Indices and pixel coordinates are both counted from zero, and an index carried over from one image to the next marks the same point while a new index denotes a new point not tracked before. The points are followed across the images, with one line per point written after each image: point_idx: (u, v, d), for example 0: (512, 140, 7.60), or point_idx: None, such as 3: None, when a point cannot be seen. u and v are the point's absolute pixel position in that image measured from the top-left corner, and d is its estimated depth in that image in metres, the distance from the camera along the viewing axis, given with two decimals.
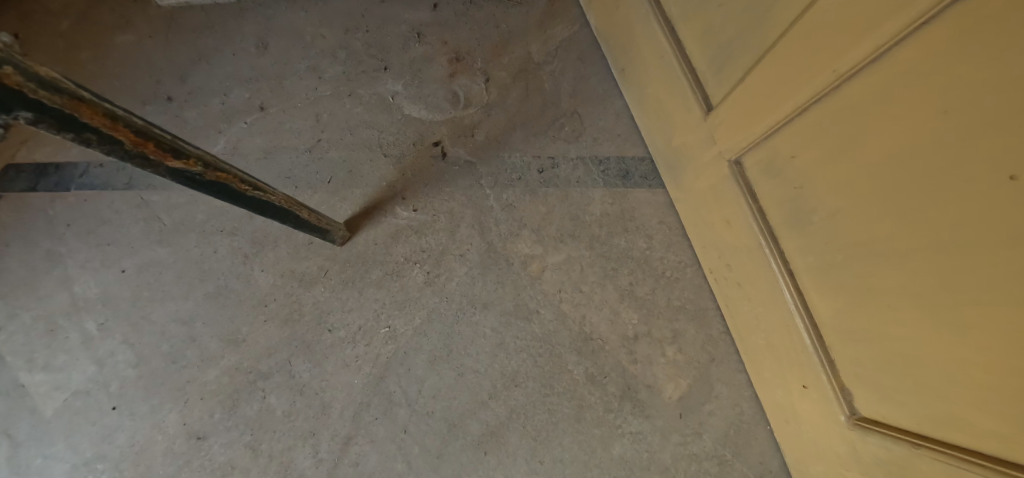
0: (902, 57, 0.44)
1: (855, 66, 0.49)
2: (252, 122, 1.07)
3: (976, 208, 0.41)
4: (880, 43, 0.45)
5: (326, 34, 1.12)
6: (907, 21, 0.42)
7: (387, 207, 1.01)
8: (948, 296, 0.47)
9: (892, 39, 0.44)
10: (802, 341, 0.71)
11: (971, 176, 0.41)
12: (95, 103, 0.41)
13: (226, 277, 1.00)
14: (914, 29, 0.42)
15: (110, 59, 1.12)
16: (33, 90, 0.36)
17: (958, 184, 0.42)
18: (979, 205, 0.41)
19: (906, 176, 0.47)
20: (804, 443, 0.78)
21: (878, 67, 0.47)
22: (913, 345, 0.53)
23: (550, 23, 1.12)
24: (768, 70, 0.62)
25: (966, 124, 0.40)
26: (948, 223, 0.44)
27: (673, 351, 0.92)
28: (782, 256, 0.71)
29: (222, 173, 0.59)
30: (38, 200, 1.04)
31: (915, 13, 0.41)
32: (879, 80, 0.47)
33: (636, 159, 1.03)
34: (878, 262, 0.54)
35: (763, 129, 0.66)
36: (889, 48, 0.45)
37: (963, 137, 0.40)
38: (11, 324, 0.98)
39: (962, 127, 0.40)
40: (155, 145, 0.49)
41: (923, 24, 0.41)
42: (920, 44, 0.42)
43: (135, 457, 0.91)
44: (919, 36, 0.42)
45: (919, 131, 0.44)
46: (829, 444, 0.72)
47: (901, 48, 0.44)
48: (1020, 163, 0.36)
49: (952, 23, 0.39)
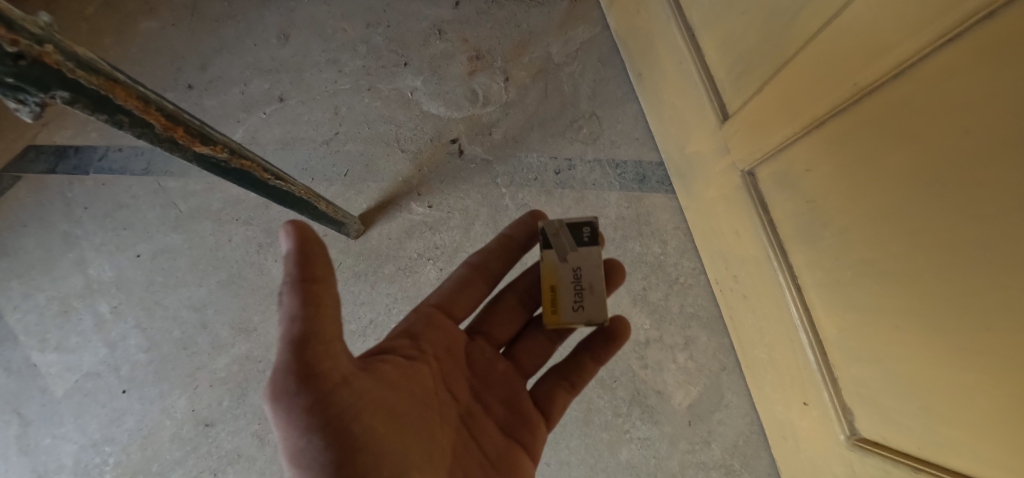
0: (923, 74, 0.43)
1: (876, 80, 0.48)
2: (271, 112, 1.07)
3: (989, 231, 0.40)
4: (903, 58, 0.44)
5: (348, 27, 1.12)
6: (933, 37, 0.41)
7: (402, 202, 1.01)
8: (955, 319, 0.46)
9: (915, 55, 0.43)
10: (806, 357, 0.70)
11: (987, 197, 0.40)
12: (129, 86, 0.42)
13: (239, 266, 1.00)
14: (940, 44, 0.41)
15: (133, 45, 1.13)
16: (71, 69, 0.37)
17: (972, 205, 0.41)
18: (994, 224, 0.40)
19: (923, 192, 0.46)
20: (801, 461, 0.77)
21: (899, 83, 0.46)
22: (917, 366, 0.52)
23: (572, 23, 1.11)
24: (786, 81, 0.61)
25: (986, 145, 0.39)
26: (959, 244, 0.43)
27: (684, 358, 0.92)
28: (791, 271, 0.70)
29: (247, 160, 0.60)
30: (57, 183, 1.05)
31: (942, 28, 0.40)
32: (898, 96, 0.47)
33: (653, 164, 1.02)
34: (886, 280, 0.53)
35: (779, 141, 0.65)
36: (911, 64, 0.44)
37: (981, 158, 0.39)
38: (25, 303, 0.99)
39: (978, 150, 0.40)
40: (185, 131, 0.49)
41: (949, 41, 0.40)
42: (943, 61, 0.41)
43: (143, 441, 0.92)
44: (943, 54, 0.41)
45: (937, 149, 0.44)
46: (826, 463, 0.71)
47: (924, 64, 0.43)
48: None
49: (978, 41, 0.38)
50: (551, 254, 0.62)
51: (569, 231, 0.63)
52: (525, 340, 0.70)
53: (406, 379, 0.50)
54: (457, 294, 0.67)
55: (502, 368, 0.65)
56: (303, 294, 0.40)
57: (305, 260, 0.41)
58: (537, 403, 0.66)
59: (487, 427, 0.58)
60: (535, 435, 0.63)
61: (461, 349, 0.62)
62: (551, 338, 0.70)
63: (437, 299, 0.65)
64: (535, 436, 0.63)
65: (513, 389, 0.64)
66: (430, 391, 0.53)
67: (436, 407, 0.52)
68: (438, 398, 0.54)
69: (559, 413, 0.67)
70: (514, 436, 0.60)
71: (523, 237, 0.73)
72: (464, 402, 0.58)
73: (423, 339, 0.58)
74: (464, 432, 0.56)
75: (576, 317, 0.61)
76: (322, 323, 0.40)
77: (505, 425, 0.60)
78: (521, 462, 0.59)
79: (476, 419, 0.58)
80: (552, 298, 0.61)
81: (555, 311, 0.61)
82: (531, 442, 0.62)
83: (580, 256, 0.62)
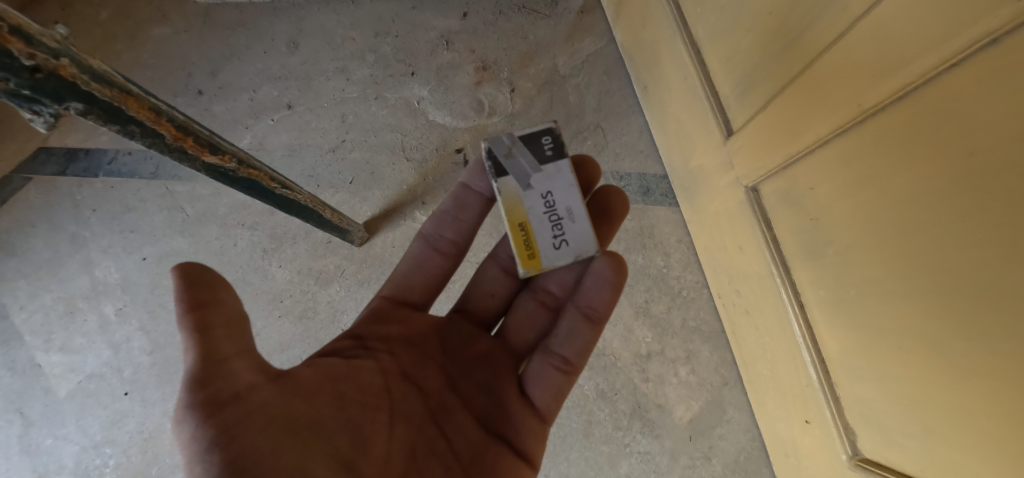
0: (927, 98, 0.44)
1: (879, 102, 0.48)
2: (279, 119, 1.09)
3: (995, 254, 0.40)
4: (906, 82, 0.45)
5: (356, 37, 1.14)
6: (936, 61, 0.41)
7: (406, 211, 1.02)
8: (959, 342, 0.45)
9: (918, 78, 0.44)
10: (808, 375, 0.69)
11: (992, 222, 0.39)
12: (142, 98, 0.43)
13: (243, 270, 1.01)
14: (943, 69, 0.41)
15: (145, 51, 1.15)
16: (86, 82, 0.38)
17: (977, 228, 0.41)
18: (998, 248, 0.39)
19: (927, 213, 0.46)
20: None
21: (902, 106, 0.46)
22: (921, 389, 0.51)
23: (578, 36, 1.12)
24: (791, 99, 0.62)
25: (991, 170, 0.39)
26: (963, 267, 0.43)
27: (686, 372, 0.91)
28: (793, 287, 0.70)
29: (254, 170, 0.60)
30: (66, 185, 1.06)
31: (946, 53, 0.40)
32: (902, 119, 0.47)
33: (657, 177, 1.03)
34: (889, 301, 0.53)
35: (782, 158, 0.66)
36: (914, 87, 0.44)
37: (986, 182, 0.39)
38: (31, 303, 1.00)
39: (983, 174, 0.39)
40: (194, 141, 0.50)
41: (952, 65, 0.40)
42: (947, 85, 0.41)
43: (143, 443, 0.93)
44: (945, 78, 0.41)
45: (940, 173, 0.43)
46: None
47: (927, 88, 0.43)
48: None
49: (981, 67, 0.38)
50: (512, 189, 0.59)
51: (530, 154, 0.60)
52: (513, 313, 0.68)
53: (338, 383, 0.48)
54: (412, 279, 0.67)
55: (484, 348, 0.64)
56: (188, 321, 0.40)
57: (188, 289, 0.41)
58: (522, 389, 0.61)
59: (459, 419, 0.56)
60: (521, 425, 0.59)
61: (425, 339, 0.61)
62: (544, 304, 0.67)
63: (389, 291, 0.66)
64: (523, 424, 0.59)
65: (493, 372, 0.62)
66: (376, 391, 0.50)
67: (383, 407, 0.50)
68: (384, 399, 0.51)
69: (554, 399, 0.61)
70: (492, 431, 0.57)
71: (484, 187, 0.67)
72: (429, 395, 0.56)
73: (372, 338, 0.58)
74: (431, 427, 0.53)
75: (557, 255, 0.60)
76: (208, 342, 0.40)
77: (484, 417, 0.57)
78: (504, 456, 0.56)
79: (448, 411, 0.56)
80: (528, 241, 0.59)
81: (533, 254, 0.59)
82: (516, 433, 0.58)
83: (548, 180, 0.60)
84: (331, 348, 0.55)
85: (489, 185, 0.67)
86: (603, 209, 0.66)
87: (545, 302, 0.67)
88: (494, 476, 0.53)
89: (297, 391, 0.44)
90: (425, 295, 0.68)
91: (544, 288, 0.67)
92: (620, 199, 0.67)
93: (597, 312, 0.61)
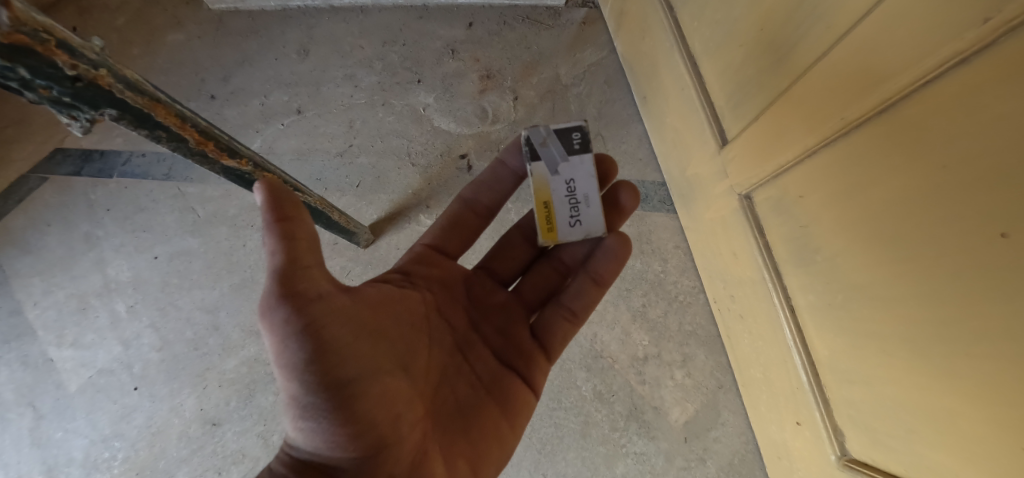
0: (905, 112, 0.46)
1: (861, 116, 0.51)
2: (289, 124, 1.12)
3: (970, 262, 0.42)
4: (886, 97, 0.47)
5: (365, 45, 1.17)
6: (912, 79, 0.44)
7: (411, 214, 1.05)
8: (938, 345, 0.47)
9: (897, 94, 0.46)
10: (798, 378, 0.72)
11: (965, 230, 0.42)
12: (170, 104, 0.46)
13: (252, 270, 1.04)
14: (918, 86, 0.44)
15: (160, 56, 1.18)
16: (120, 90, 0.41)
17: (952, 236, 0.43)
18: (971, 255, 0.42)
19: (907, 221, 0.48)
20: None
21: (882, 120, 0.49)
22: (904, 391, 0.53)
23: (580, 46, 1.15)
24: (781, 111, 0.64)
25: (964, 180, 0.41)
26: (940, 273, 0.45)
27: (682, 375, 0.93)
28: (784, 292, 0.72)
29: (268, 173, 0.63)
30: (81, 185, 1.10)
31: (921, 71, 0.43)
32: (881, 132, 0.49)
33: (655, 185, 1.05)
34: (873, 306, 0.55)
35: (773, 168, 0.68)
36: (893, 102, 0.47)
37: (959, 193, 0.42)
38: (45, 299, 1.03)
39: (955, 185, 0.42)
40: (215, 145, 0.53)
41: (927, 82, 0.43)
42: (922, 101, 0.44)
43: (151, 437, 0.95)
44: (921, 95, 0.44)
45: (916, 182, 0.46)
46: None
47: (905, 103, 0.46)
48: (1011, 220, 0.38)
49: (952, 84, 0.41)
50: (541, 169, 0.64)
51: (560, 141, 0.64)
52: (530, 273, 0.72)
53: (391, 303, 0.54)
54: (449, 234, 0.71)
55: (502, 300, 0.69)
56: (277, 229, 0.43)
57: (277, 204, 0.44)
58: (535, 334, 0.67)
59: (481, 353, 0.62)
60: (533, 364, 0.65)
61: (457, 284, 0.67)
62: (557, 271, 0.72)
63: (429, 239, 0.70)
64: (533, 365, 0.64)
65: (511, 319, 0.67)
66: (418, 315, 0.57)
67: (422, 331, 0.57)
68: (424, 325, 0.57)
69: (559, 344, 0.67)
70: (508, 365, 0.63)
71: (518, 164, 0.71)
72: (456, 330, 0.62)
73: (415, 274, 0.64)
74: (458, 356, 0.60)
75: (571, 233, 0.65)
76: (295, 250, 0.43)
77: (502, 353, 0.63)
78: (517, 387, 0.62)
79: (472, 346, 0.62)
80: (549, 217, 0.64)
81: (552, 229, 0.64)
82: (529, 370, 0.64)
83: (573, 168, 0.64)
84: (381, 276, 0.60)
85: (523, 164, 0.70)
86: (610, 204, 0.69)
87: (558, 268, 0.72)
88: (508, 401, 0.60)
89: (361, 303, 0.49)
90: (459, 249, 0.72)
91: (560, 256, 0.71)
92: (631, 197, 0.69)
93: (603, 277, 0.66)
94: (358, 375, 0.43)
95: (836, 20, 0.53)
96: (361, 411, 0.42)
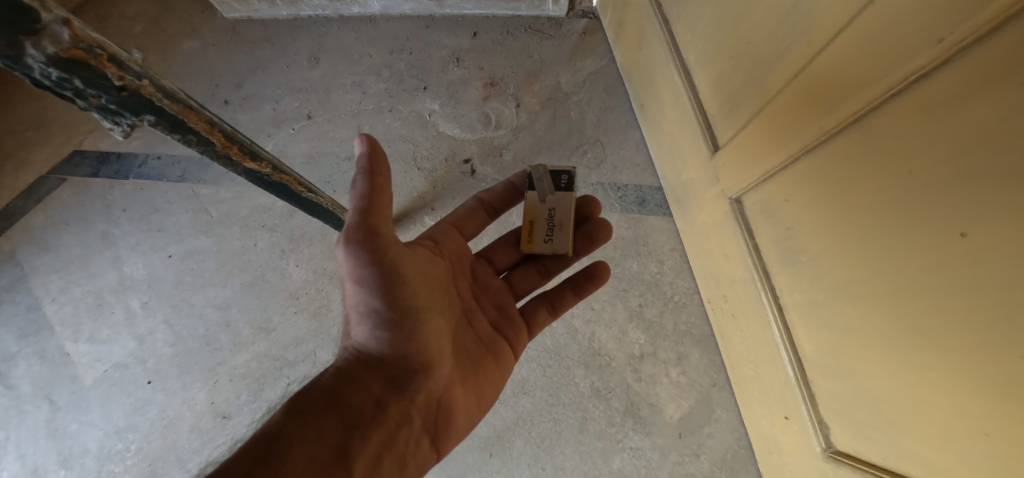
0: (875, 121, 0.50)
1: (838, 124, 0.55)
2: (299, 128, 1.16)
3: (935, 261, 0.46)
4: (858, 107, 0.51)
5: (373, 53, 1.22)
6: (881, 91, 0.48)
7: (415, 216, 1.09)
8: (910, 339, 0.51)
9: (867, 105, 0.50)
10: (786, 374, 0.75)
11: (930, 230, 0.45)
12: (200, 111, 0.50)
13: (262, 269, 1.07)
14: (887, 98, 0.48)
15: (176, 63, 1.23)
16: (159, 99, 0.45)
17: (917, 235, 0.47)
18: (936, 254, 0.45)
19: (879, 222, 0.52)
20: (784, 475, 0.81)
21: (856, 129, 0.53)
22: (882, 383, 0.56)
23: (580, 56, 1.20)
24: (767, 119, 0.68)
25: (929, 185, 0.45)
26: (910, 271, 0.49)
27: (677, 373, 0.96)
28: (773, 292, 0.76)
29: (285, 175, 0.67)
30: (99, 185, 1.14)
31: (889, 84, 0.47)
32: (856, 139, 0.53)
33: (652, 189, 1.09)
34: (852, 303, 0.59)
35: (761, 173, 0.72)
36: (866, 112, 0.51)
37: (924, 196, 0.45)
38: (63, 295, 1.07)
39: (921, 188, 0.46)
40: (238, 149, 0.57)
41: (895, 94, 0.47)
42: (890, 112, 0.48)
43: (163, 429, 0.99)
44: (890, 105, 0.48)
45: (887, 185, 0.50)
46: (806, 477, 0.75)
47: (875, 114, 0.50)
48: (970, 222, 0.41)
49: (916, 96, 0.44)
50: (532, 194, 0.69)
51: (549, 178, 0.70)
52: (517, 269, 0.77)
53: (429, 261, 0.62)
54: (461, 218, 0.77)
55: (496, 285, 0.75)
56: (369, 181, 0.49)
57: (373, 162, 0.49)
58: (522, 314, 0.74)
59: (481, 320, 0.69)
60: (519, 337, 0.72)
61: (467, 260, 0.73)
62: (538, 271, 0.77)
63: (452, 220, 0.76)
64: (519, 338, 0.72)
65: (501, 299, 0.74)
66: (444, 276, 0.64)
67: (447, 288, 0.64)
68: (450, 285, 0.65)
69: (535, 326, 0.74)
70: (502, 333, 0.70)
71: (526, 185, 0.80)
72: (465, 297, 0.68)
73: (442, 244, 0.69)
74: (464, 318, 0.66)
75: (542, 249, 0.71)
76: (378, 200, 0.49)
77: (496, 323, 0.70)
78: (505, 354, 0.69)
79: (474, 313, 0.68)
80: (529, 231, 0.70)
81: (528, 241, 0.70)
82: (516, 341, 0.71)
83: (556, 199, 0.69)
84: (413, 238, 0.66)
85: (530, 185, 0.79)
86: (589, 233, 0.76)
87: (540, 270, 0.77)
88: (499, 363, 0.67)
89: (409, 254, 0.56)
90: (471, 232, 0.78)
91: (543, 259, 0.77)
92: (603, 230, 0.77)
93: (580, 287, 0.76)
94: (416, 312, 0.53)
95: (815, 36, 0.57)
96: (415, 340, 0.53)
